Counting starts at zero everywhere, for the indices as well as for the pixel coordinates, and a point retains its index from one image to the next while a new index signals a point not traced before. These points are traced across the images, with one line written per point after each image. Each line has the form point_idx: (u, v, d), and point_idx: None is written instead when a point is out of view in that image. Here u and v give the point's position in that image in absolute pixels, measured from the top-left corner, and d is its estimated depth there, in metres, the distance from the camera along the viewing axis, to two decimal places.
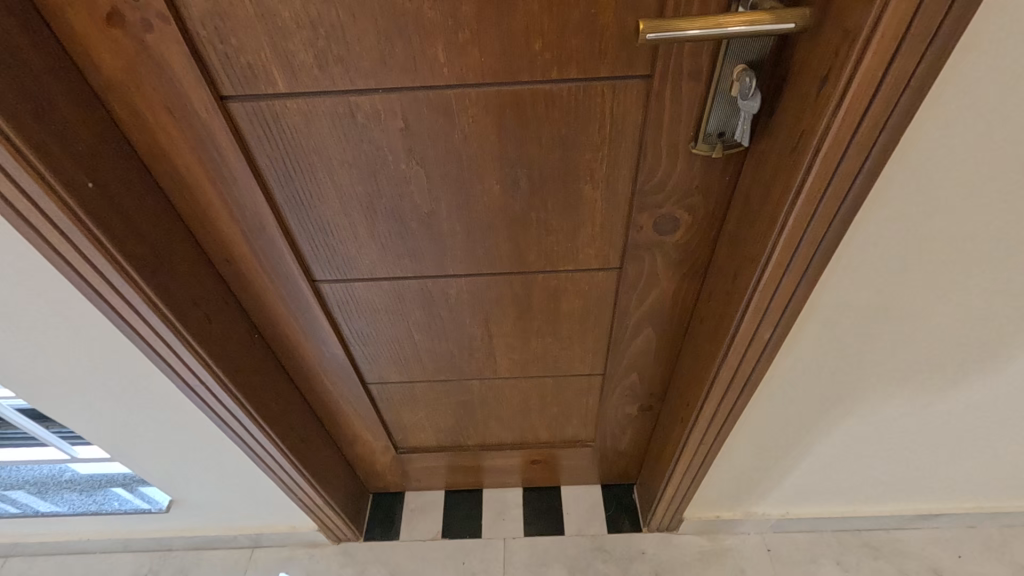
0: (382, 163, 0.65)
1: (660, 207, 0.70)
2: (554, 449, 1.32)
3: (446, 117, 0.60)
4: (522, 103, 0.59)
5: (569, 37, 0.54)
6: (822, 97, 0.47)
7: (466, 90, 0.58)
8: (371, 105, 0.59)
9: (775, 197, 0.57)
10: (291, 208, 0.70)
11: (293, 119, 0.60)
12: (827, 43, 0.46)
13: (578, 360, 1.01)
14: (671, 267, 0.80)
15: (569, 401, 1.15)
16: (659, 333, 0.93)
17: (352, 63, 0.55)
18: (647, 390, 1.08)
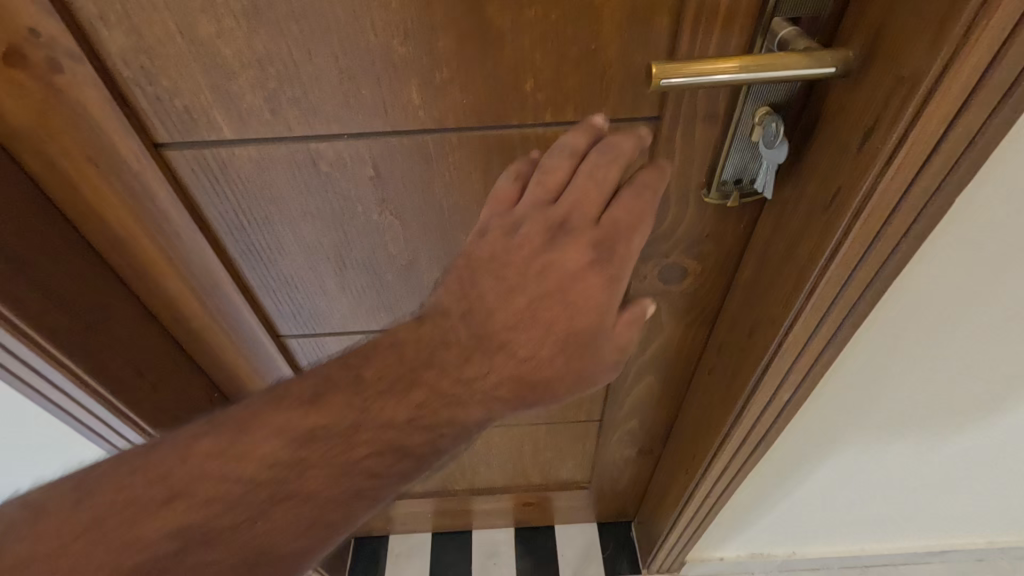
0: (351, 214, 0.57)
1: (667, 256, 0.63)
2: (548, 491, 1.24)
3: (424, 164, 0.52)
4: (512, 148, 0.51)
5: (566, 76, 0.46)
6: (865, 151, 0.40)
7: (446, 136, 0.50)
8: (335, 151, 0.50)
9: (803, 257, 0.49)
10: (248, 262, 0.61)
11: (243, 169, 0.51)
12: (874, 90, 0.38)
13: (575, 407, 0.93)
14: (677, 317, 0.72)
15: (564, 445, 1.07)
16: (662, 380, 0.86)
17: (311, 106, 0.47)
18: (647, 434, 1.01)
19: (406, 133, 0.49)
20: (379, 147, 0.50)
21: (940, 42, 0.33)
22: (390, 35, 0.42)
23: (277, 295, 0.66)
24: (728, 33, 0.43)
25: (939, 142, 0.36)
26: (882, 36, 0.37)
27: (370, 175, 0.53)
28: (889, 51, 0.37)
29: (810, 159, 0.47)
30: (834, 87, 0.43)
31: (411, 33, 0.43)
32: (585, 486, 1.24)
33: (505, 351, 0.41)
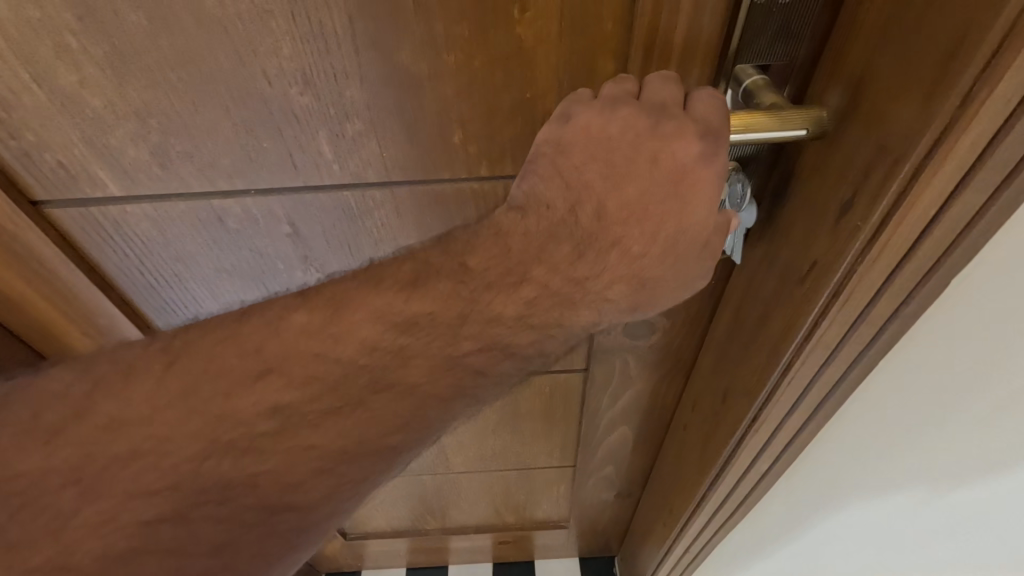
0: (273, 271, 0.50)
1: None
2: (525, 529, 1.18)
3: (348, 221, 0.46)
4: (446, 202, 0.45)
5: (500, 127, 0.40)
6: (843, 225, 0.34)
7: (368, 191, 0.44)
8: (244, 208, 0.44)
9: (776, 330, 0.43)
10: (162, 322, 0.55)
11: (140, 226, 0.45)
12: (852, 156, 0.32)
13: (545, 453, 0.87)
14: (648, 370, 0.66)
15: (539, 488, 1.01)
16: (637, 429, 0.79)
17: (207, 160, 0.40)
18: (625, 479, 0.95)
19: (322, 189, 0.43)
20: (293, 203, 0.44)
21: (931, 110, 0.27)
22: (287, 83, 0.36)
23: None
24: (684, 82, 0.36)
25: (927, 227, 0.30)
26: (862, 95, 0.31)
27: (287, 232, 0.47)
28: (869, 113, 0.31)
29: (781, 221, 0.41)
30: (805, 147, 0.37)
31: (311, 81, 0.36)
32: (563, 524, 1.17)
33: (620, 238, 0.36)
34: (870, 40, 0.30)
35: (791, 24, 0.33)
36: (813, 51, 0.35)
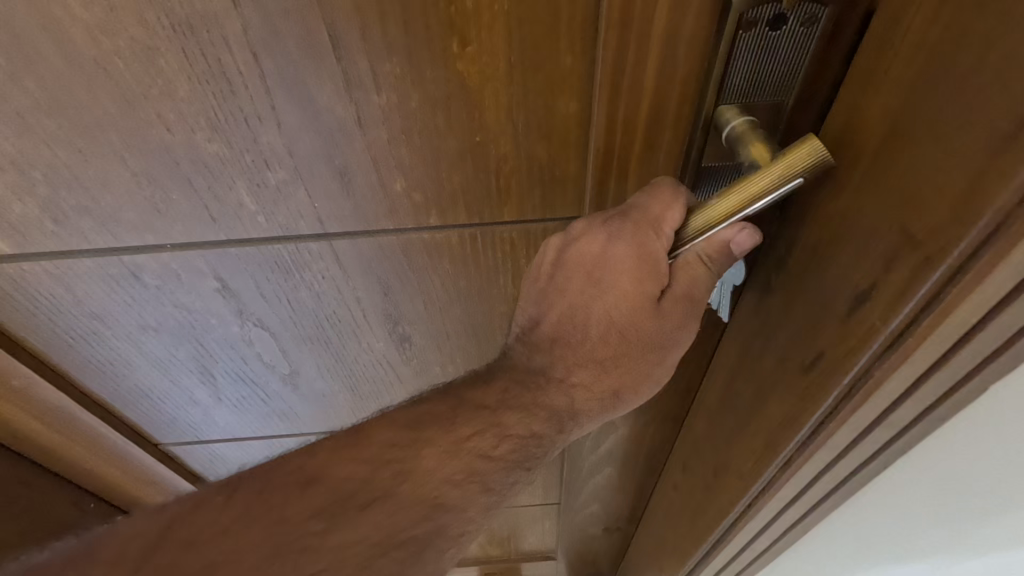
0: (205, 326, 0.45)
1: None
2: (511, 562, 1.13)
3: (284, 274, 0.40)
4: (393, 252, 0.40)
5: (447, 173, 0.34)
6: (857, 322, 0.27)
7: (302, 244, 0.38)
8: (162, 263, 0.39)
9: (771, 418, 0.37)
10: (86, 382, 0.49)
11: (43, 285, 0.39)
12: (869, 237, 0.25)
13: (527, 494, 0.82)
14: (631, 416, 0.61)
15: (521, 525, 0.96)
16: (623, 473, 0.74)
17: (108, 214, 0.35)
18: (613, 516, 0.90)
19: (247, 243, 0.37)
20: (214, 257, 0.38)
21: (986, 196, 0.20)
22: (189, 127, 0.30)
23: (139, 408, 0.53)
24: (661, 125, 0.31)
25: (957, 344, 0.23)
26: (884, 163, 0.24)
27: (214, 289, 0.41)
28: (894, 185, 0.24)
29: (773, 298, 0.34)
30: (804, 213, 0.30)
31: (219, 126, 0.30)
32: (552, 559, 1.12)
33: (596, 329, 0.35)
34: (896, 95, 0.24)
35: (784, 62, 0.28)
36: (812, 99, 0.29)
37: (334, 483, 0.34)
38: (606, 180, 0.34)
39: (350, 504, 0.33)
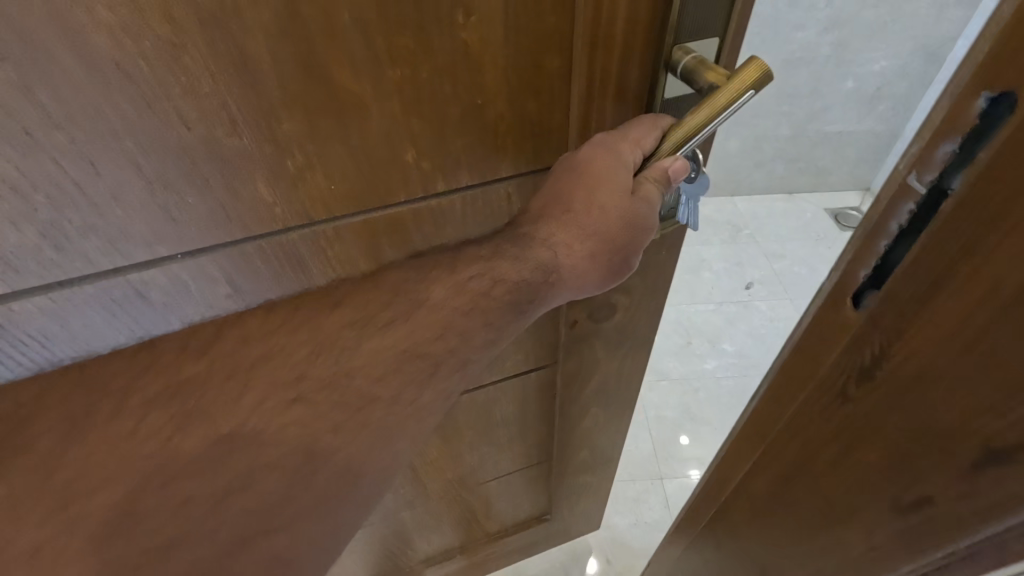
0: None
1: (594, 297, 0.58)
2: (505, 534, 1.14)
3: (297, 267, 0.42)
4: (403, 225, 0.42)
5: (452, 136, 0.38)
6: (989, 480, 0.28)
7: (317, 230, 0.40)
8: (171, 277, 0.38)
9: (867, 534, 0.37)
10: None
11: (33, 323, 0.36)
12: (999, 406, 0.26)
13: (522, 454, 0.87)
14: (613, 350, 0.69)
15: (515, 490, 1.00)
16: (606, 410, 0.82)
17: (116, 228, 0.34)
18: (599, 458, 0.97)
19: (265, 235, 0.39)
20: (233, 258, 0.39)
21: None
22: (208, 119, 0.31)
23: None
24: (628, 69, 0.37)
25: None
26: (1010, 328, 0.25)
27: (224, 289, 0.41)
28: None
29: (851, 417, 0.35)
30: (886, 357, 0.31)
31: (235, 112, 0.31)
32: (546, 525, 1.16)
33: (571, 183, 0.39)
34: None
35: (718, 6, 0.36)
36: (867, 226, 0.30)
37: (357, 306, 0.40)
38: (586, 125, 0.40)
39: (375, 317, 0.40)
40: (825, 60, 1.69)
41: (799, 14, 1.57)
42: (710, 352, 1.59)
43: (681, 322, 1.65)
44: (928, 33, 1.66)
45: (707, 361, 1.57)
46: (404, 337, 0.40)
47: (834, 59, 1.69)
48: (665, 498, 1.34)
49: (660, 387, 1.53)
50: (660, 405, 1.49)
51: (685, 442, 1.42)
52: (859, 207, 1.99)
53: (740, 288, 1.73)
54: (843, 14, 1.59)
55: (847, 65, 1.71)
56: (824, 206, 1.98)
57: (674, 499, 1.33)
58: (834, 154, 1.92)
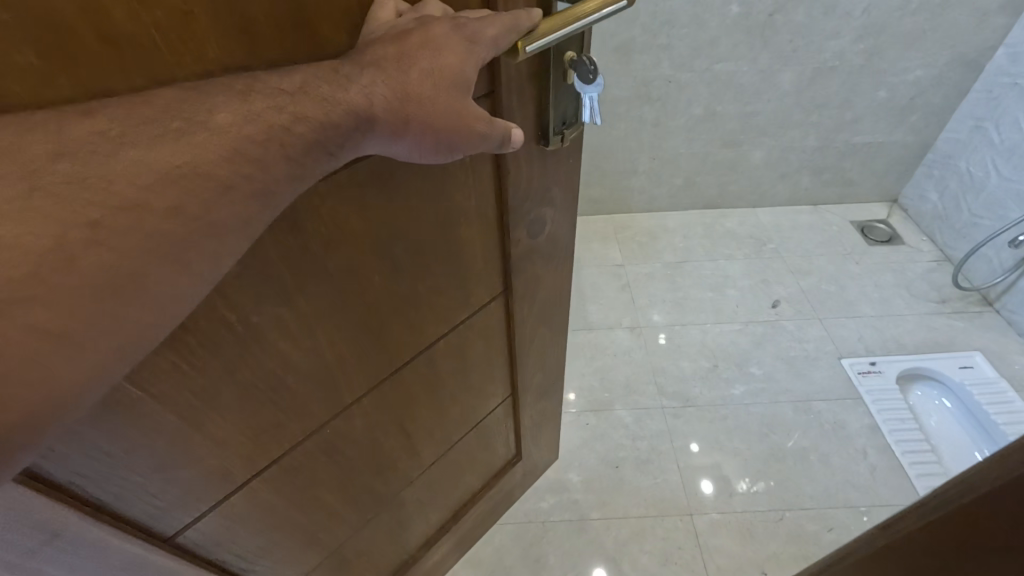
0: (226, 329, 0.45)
1: (530, 211, 0.68)
2: (490, 486, 1.15)
3: (295, 230, 0.45)
4: (366, 176, 0.47)
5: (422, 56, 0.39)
6: None
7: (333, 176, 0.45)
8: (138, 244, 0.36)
9: None
10: (54, 454, 0.42)
11: None
12: None
13: (490, 393, 0.93)
14: (545, 262, 0.80)
15: (490, 437, 1.03)
16: (549, 328, 0.94)
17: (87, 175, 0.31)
18: (550, 378, 1.06)
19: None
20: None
21: None
22: (195, 70, 0.32)
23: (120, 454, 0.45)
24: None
25: None
26: None
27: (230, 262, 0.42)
28: None
29: None
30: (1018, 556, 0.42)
31: (210, 55, 0.32)
32: (518, 469, 1.21)
33: (436, 24, 0.40)
34: None
35: None
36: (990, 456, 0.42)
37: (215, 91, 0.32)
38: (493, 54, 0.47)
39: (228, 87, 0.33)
40: (855, 70, 1.70)
41: (832, 22, 1.58)
42: (738, 377, 1.56)
43: (707, 346, 1.65)
44: (966, 41, 1.62)
45: (734, 386, 1.54)
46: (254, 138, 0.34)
47: (868, 69, 1.70)
48: (695, 537, 1.25)
49: (687, 414, 1.48)
50: (688, 433, 1.44)
51: (696, 450, 1.40)
52: (886, 218, 2.06)
53: (766, 307, 1.76)
54: (878, 22, 1.58)
55: (881, 74, 1.71)
56: (848, 218, 2.06)
57: (704, 535, 1.25)
58: (862, 166, 1.97)
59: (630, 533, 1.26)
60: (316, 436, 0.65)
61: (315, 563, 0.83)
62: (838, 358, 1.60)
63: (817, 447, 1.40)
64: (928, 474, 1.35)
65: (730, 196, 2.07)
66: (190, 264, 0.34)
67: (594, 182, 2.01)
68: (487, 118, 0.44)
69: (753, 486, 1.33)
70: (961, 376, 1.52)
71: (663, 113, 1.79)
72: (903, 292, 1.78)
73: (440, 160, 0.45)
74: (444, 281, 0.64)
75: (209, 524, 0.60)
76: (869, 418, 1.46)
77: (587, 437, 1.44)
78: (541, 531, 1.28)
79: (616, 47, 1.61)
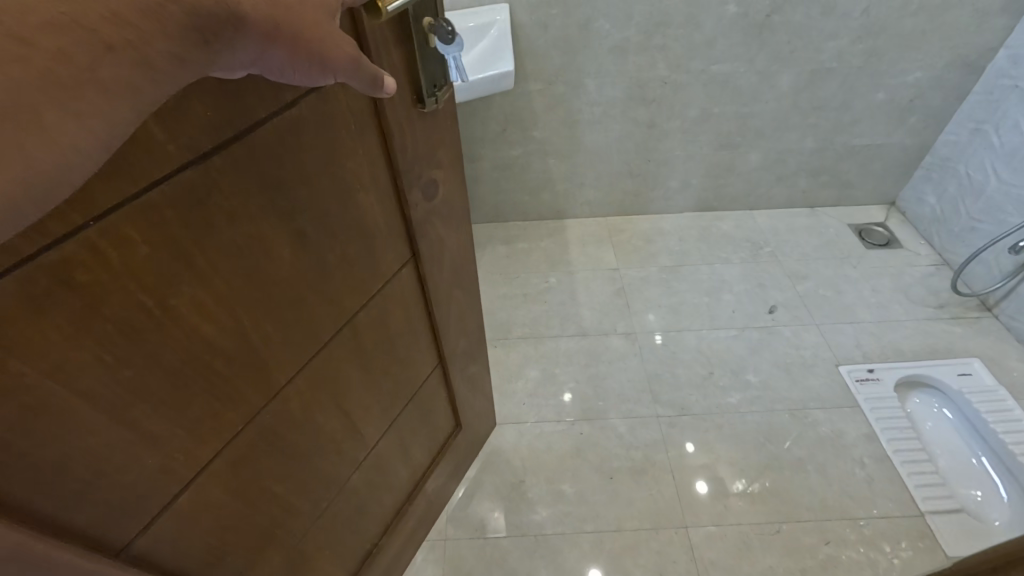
0: (144, 314, 0.46)
1: (422, 176, 0.75)
2: (439, 459, 1.20)
3: (200, 206, 0.47)
4: (260, 146, 0.50)
5: None
6: None
7: (227, 152, 0.47)
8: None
9: None
10: None
11: None
12: None
13: (420, 359, 0.98)
14: (446, 226, 0.88)
15: (427, 408, 1.08)
16: (462, 291, 1.02)
17: None
18: (470, 341, 1.14)
19: (135, 145, 0.40)
20: (99, 178, 0.39)
21: None
22: None
23: (50, 456, 0.44)
24: None
25: None
26: None
27: (138, 245, 0.43)
28: None
29: None
30: None
31: None
32: (461, 439, 1.27)
33: None
34: None
35: None
36: None
37: None
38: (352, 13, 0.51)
39: None
40: (854, 71, 1.67)
41: (831, 23, 1.55)
42: (734, 385, 1.54)
43: (702, 353, 1.62)
44: (968, 41, 1.59)
45: (730, 394, 1.52)
46: (152, 27, 0.30)
47: (867, 70, 1.67)
48: (690, 550, 1.23)
49: (682, 423, 1.46)
50: (683, 442, 1.41)
51: (691, 450, 1.40)
52: (884, 221, 2.03)
53: (762, 312, 1.73)
54: (877, 23, 1.55)
55: (881, 76, 1.69)
56: (846, 221, 2.04)
57: (700, 549, 1.23)
58: (860, 168, 1.95)
59: (623, 546, 1.24)
60: (254, 422, 0.65)
61: (278, 563, 0.81)
62: (835, 364, 1.58)
63: (814, 457, 1.38)
64: (928, 484, 1.33)
65: (726, 198, 2.04)
66: (82, 117, 0.29)
67: (589, 185, 1.98)
68: (355, 42, 0.43)
69: (748, 487, 1.32)
70: (960, 384, 1.50)
71: (659, 115, 1.76)
72: (901, 297, 1.76)
73: (307, 80, 0.42)
74: (354, 250, 0.68)
75: (159, 531, 0.59)
76: (867, 427, 1.44)
77: (579, 447, 1.41)
78: (532, 544, 1.25)
79: (611, 48, 1.58)
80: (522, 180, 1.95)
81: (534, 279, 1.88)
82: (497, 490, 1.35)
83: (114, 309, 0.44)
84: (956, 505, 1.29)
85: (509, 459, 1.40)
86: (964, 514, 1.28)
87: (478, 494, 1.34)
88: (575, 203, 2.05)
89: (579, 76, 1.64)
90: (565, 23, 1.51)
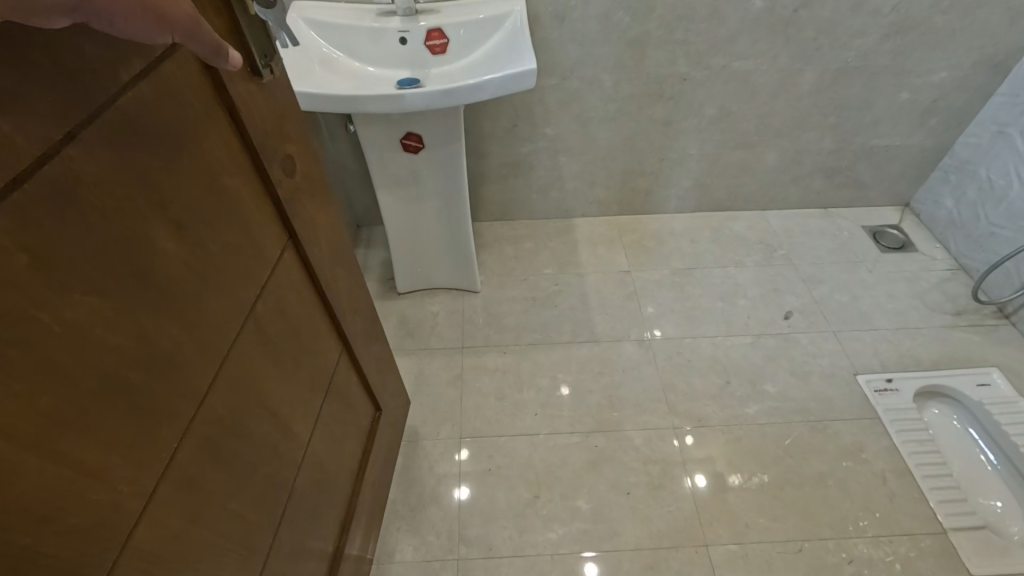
0: (41, 331, 0.40)
1: (276, 150, 0.68)
2: (370, 450, 1.15)
3: (67, 202, 0.41)
4: (110, 129, 0.44)
5: None
6: None
7: (78, 140, 0.41)
8: None
9: None
10: None
11: None
12: None
13: (328, 346, 0.91)
14: (315, 204, 0.81)
15: (345, 399, 1.01)
16: (347, 269, 0.95)
17: None
18: (368, 322, 1.08)
19: None
20: None
21: None
22: None
23: None
24: None
25: None
26: None
27: (13, 253, 0.37)
28: None
29: None
30: None
31: None
32: (382, 425, 1.22)
33: None
34: None
35: None
36: None
37: None
38: None
39: None
40: (880, 70, 1.61)
41: (858, 20, 1.49)
42: (751, 396, 1.50)
43: (718, 360, 1.58)
44: (997, 41, 1.54)
45: (747, 405, 1.48)
46: None
47: (891, 69, 1.61)
48: (711, 570, 1.19)
49: (700, 434, 1.42)
50: (703, 456, 1.37)
51: (690, 442, 1.40)
52: (898, 223, 1.99)
53: (777, 318, 1.69)
54: (906, 20, 1.49)
55: (903, 75, 1.63)
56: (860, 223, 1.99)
57: (720, 569, 1.19)
58: (876, 171, 1.91)
59: (642, 567, 1.20)
60: (190, 436, 0.58)
61: None
62: (852, 374, 1.55)
63: (834, 471, 1.35)
64: (949, 499, 1.30)
65: (739, 197, 1.99)
66: None
67: (600, 183, 1.91)
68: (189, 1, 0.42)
69: (745, 480, 1.33)
70: (979, 395, 1.48)
71: (675, 113, 1.69)
72: (918, 303, 1.73)
73: (140, 34, 0.38)
74: (235, 237, 0.62)
75: None
76: (886, 440, 1.41)
77: (598, 462, 1.37)
78: (548, 563, 1.21)
79: (627, 42, 1.50)
80: (530, 178, 1.87)
81: (543, 281, 1.82)
82: (510, 507, 1.30)
83: (9, 329, 0.38)
84: (979, 521, 1.27)
85: (522, 474, 1.35)
86: (988, 531, 1.25)
87: (486, 511, 1.29)
88: (584, 202, 1.98)
89: (594, 70, 1.56)
90: (582, 15, 1.43)
